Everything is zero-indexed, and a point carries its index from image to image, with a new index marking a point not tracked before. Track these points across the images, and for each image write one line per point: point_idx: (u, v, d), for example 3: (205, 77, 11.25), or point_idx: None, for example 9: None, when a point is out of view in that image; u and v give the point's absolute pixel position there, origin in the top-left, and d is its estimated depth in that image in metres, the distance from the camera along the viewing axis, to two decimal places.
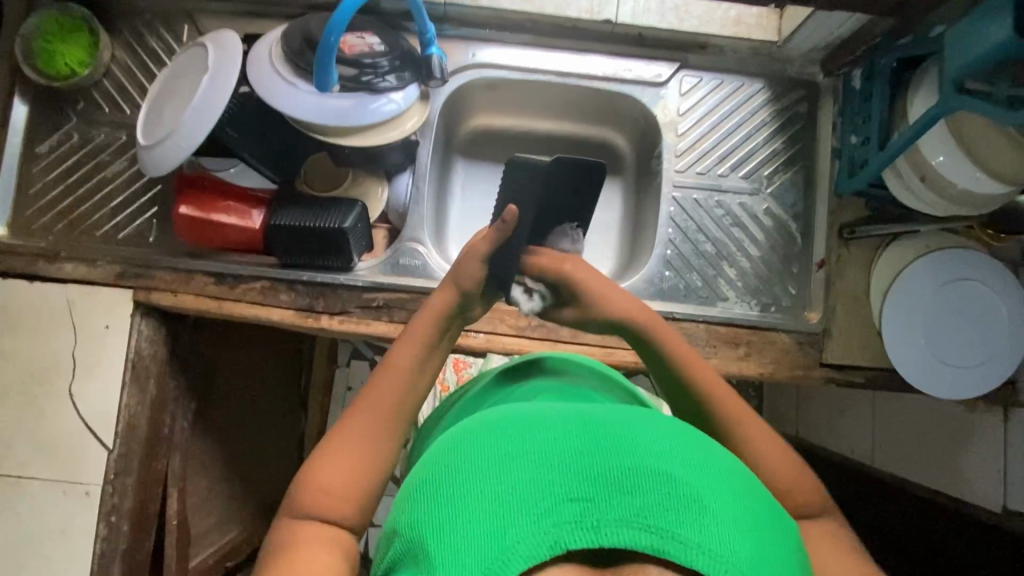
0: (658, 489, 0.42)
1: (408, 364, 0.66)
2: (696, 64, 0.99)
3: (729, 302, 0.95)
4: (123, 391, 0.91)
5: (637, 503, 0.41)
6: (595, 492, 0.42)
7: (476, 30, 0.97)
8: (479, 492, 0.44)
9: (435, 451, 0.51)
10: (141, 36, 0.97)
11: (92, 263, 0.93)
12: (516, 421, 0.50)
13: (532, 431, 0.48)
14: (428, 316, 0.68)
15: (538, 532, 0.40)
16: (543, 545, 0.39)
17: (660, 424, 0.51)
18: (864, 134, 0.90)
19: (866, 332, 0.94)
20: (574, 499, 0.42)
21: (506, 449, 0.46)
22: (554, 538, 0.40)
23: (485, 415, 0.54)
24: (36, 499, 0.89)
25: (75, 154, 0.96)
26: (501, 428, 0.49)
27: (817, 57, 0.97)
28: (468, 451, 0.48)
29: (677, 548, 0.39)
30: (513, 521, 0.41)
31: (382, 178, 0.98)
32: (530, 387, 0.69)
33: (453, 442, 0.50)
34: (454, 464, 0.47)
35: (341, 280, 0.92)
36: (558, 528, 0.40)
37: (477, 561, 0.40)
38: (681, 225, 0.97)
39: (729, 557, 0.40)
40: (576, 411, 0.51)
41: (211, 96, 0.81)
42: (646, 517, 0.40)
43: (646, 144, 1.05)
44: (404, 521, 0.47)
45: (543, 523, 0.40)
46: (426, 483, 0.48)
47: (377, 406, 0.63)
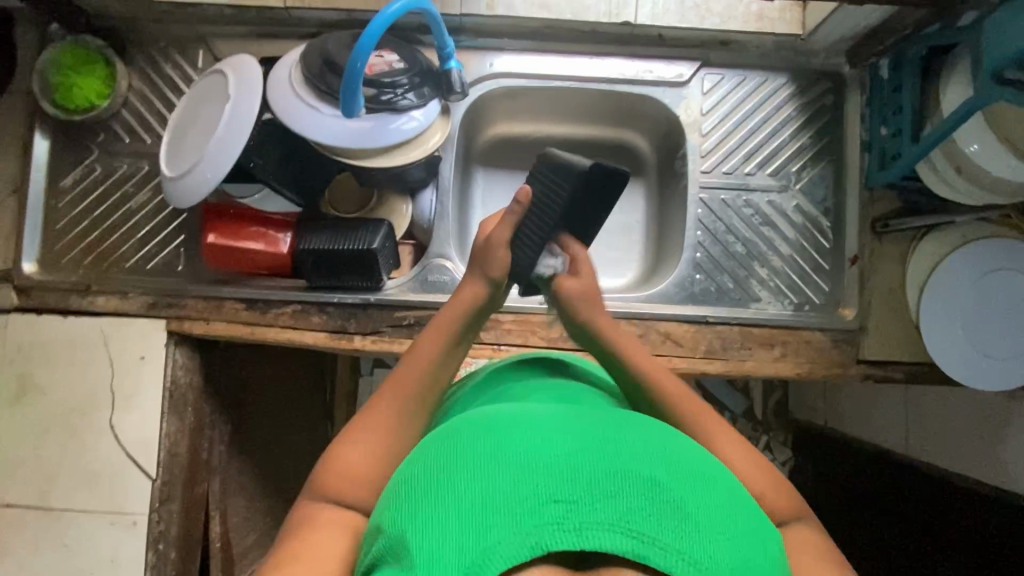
0: (642, 493, 0.42)
1: (434, 353, 0.67)
2: (718, 62, 0.97)
3: (761, 303, 0.94)
4: (162, 421, 0.92)
5: (622, 507, 0.41)
6: (580, 495, 0.42)
7: (493, 39, 0.96)
8: (463, 491, 0.44)
9: (420, 452, 0.51)
10: (156, 64, 0.97)
11: (124, 295, 0.94)
12: (505, 423, 0.49)
13: (519, 433, 0.47)
14: (455, 306, 0.68)
15: (520, 533, 0.40)
16: (524, 547, 0.39)
17: (648, 430, 0.51)
18: (896, 125, 0.88)
19: (901, 326, 0.92)
20: (559, 501, 0.41)
21: (495, 450, 0.46)
22: (535, 540, 0.39)
23: (471, 415, 0.53)
24: (84, 531, 0.91)
25: (100, 187, 0.96)
26: (488, 430, 0.49)
27: (842, 48, 0.95)
28: (457, 451, 0.47)
29: (658, 555, 0.39)
30: (496, 520, 0.41)
31: (405, 194, 0.97)
32: (524, 387, 0.69)
33: (442, 442, 0.50)
34: (440, 465, 0.47)
35: (371, 300, 0.92)
36: (539, 529, 0.40)
37: (458, 559, 0.40)
38: (709, 227, 0.96)
39: (708, 565, 0.40)
40: (565, 417, 0.51)
41: (235, 124, 0.80)
42: (630, 521, 0.40)
43: (669, 145, 1.03)
44: (387, 518, 0.47)
45: (525, 524, 0.40)
46: (411, 481, 0.48)
47: (401, 395, 0.64)
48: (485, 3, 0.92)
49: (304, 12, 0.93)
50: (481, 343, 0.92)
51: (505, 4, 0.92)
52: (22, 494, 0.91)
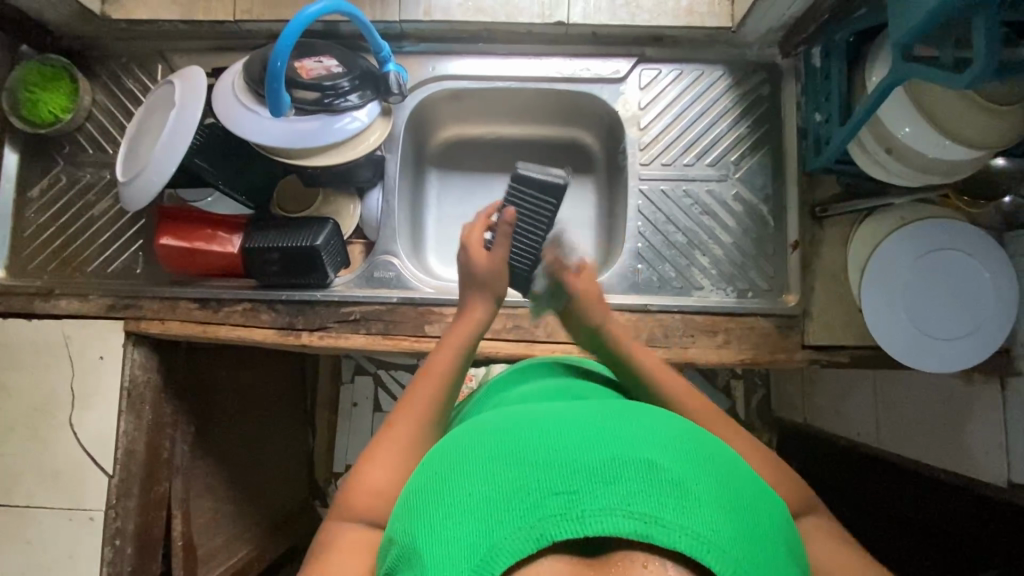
0: (641, 476, 0.43)
1: (446, 369, 0.72)
2: (654, 57, 0.99)
3: (703, 291, 0.95)
4: (119, 418, 0.95)
5: (621, 491, 0.42)
6: (579, 484, 0.43)
7: (434, 44, 1.00)
8: (467, 496, 0.45)
9: (426, 461, 0.52)
10: (118, 78, 1.02)
11: (85, 297, 0.98)
12: (505, 427, 0.51)
13: (518, 435, 0.49)
14: (463, 327, 0.76)
15: (524, 526, 0.41)
16: (530, 540, 0.40)
17: (643, 416, 0.52)
18: (826, 111, 0.89)
19: (847, 310, 0.92)
20: (559, 492, 0.43)
21: (494, 454, 0.47)
22: (539, 532, 0.41)
23: (476, 422, 0.55)
24: (44, 527, 0.93)
25: (64, 195, 1.01)
26: (490, 434, 0.50)
27: (775, 39, 0.96)
28: (458, 459, 0.49)
29: (662, 533, 0.40)
30: (500, 519, 0.42)
31: (353, 194, 1.00)
32: (524, 391, 0.71)
33: (445, 450, 0.52)
34: (444, 470, 0.48)
35: (318, 297, 0.94)
36: (543, 521, 0.41)
37: (466, 559, 0.41)
38: (650, 217, 0.97)
39: (711, 537, 0.40)
40: (569, 413, 0.52)
41: (178, 129, 0.84)
42: (629, 504, 0.41)
43: (613, 140, 1.06)
44: (398, 529, 0.48)
45: (529, 518, 0.41)
46: (419, 490, 0.49)
47: (413, 410, 0.67)
48: (423, 9, 0.95)
49: (252, 24, 0.97)
50: (426, 336, 0.93)
51: (441, 8, 0.95)
52: None
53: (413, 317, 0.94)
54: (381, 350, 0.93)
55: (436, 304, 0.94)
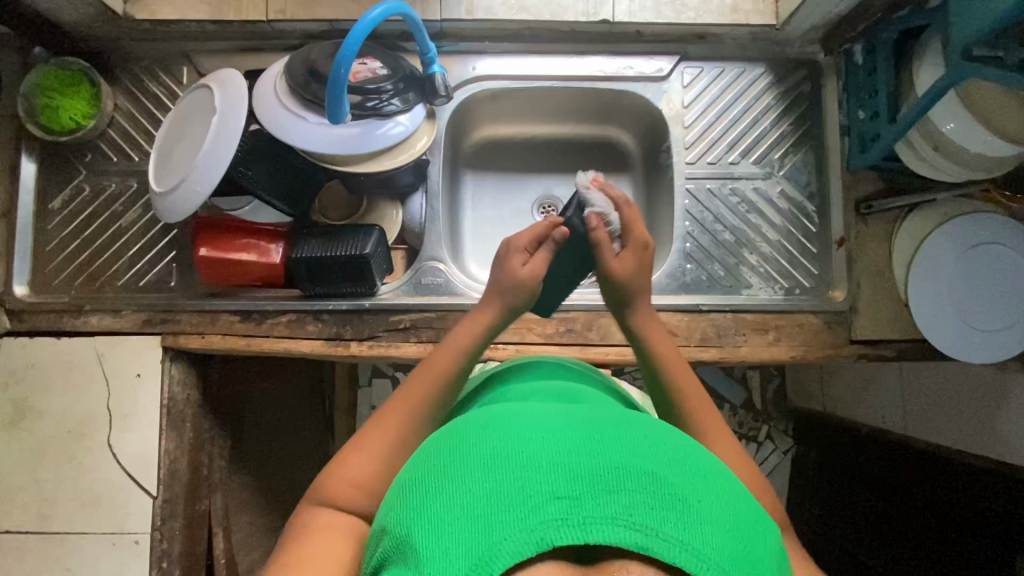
0: (643, 486, 0.43)
1: (448, 364, 0.71)
2: (696, 55, 0.99)
3: (751, 288, 0.95)
4: (161, 437, 0.91)
5: (623, 501, 0.42)
6: (581, 489, 0.42)
7: (473, 43, 0.97)
8: (466, 491, 0.44)
9: (421, 451, 0.51)
10: (141, 83, 0.98)
11: (118, 313, 0.93)
12: (503, 421, 0.50)
13: (519, 431, 0.48)
14: (473, 324, 0.74)
15: (524, 529, 0.41)
16: (529, 543, 0.40)
17: (644, 424, 0.51)
18: (873, 108, 0.90)
19: (891, 304, 0.93)
20: (561, 497, 0.42)
21: (496, 448, 0.46)
22: (540, 536, 0.40)
23: (473, 414, 0.54)
24: (86, 553, 0.90)
25: (89, 206, 0.96)
26: (491, 425, 0.49)
27: (816, 36, 0.97)
28: (456, 452, 0.47)
29: (660, 547, 0.40)
30: (499, 517, 0.42)
31: (395, 199, 0.97)
32: (523, 387, 0.70)
33: (443, 442, 0.50)
34: (441, 462, 0.47)
35: (366, 306, 0.92)
36: (544, 525, 0.41)
37: (464, 558, 0.40)
38: (697, 217, 0.97)
39: (708, 555, 0.40)
40: (573, 415, 0.51)
41: (223, 137, 0.80)
42: (631, 515, 0.41)
43: (652, 139, 1.05)
44: (392, 519, 0.47)
45: (530, 519, 0.41)
46: (416, 481, 0.48)
47: (411, 399, 0.68)
48: (465, 7, 0.93)
49: (285, 24, 0.94)
50: None
51: (484, 7, 0.93)
52: (21, 519, 0.90)
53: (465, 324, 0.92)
54: None
55: None
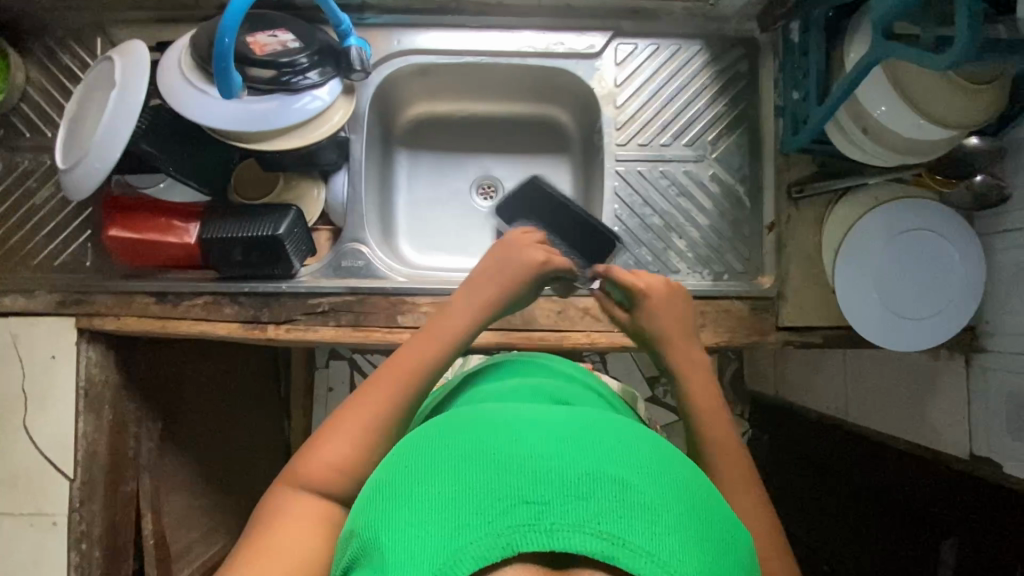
0: (614, 494, 0.41)
1: (448, 333, 0.69)
2: (630, 31, 0.95)
3: (680, 274, 0.93)
4: (78, 419, 0.91)
5: (592, 508, 0.40)
6: (550, 495, 0.40)
7: (398, 15, 0.94)
8: (433, 490, 0.42)
9: (393, 451, 0.49)
10: (53, 54, 0.94)
11: (31, 294, 0.91)
12: (478, 422, 0.47)
13: (493, 433, 0.45)
14: (463, 314, 0.71)
15: (489, 533, 0.39)
16: (494, 548, 0.38)
17: (624, 426, 0.49)
18: (805, 89, 0.87)
19: (820, 291, 0.92)
20: (530, 502, 0.40)
21: (467, 451, 0.44)
22: (505, 541, 0.38)
23: (449, 413, 0.52)
24: (4, 534, 0.90)
25: (2, 183, 0.93)
26: (466, 427, 0.47)
27: (754, 12, 0.93)
28: (426, 453, 0.45)
29: (628, 556, 0.38)
30: (465, 522, 0.40)
31: (318, 178, 0.95)
32: (510, 384, 0.67)
33: (415, 442, 0.48)
34: (411, 465, 0.45)
35: (282, 289, 0.90)
36: (510, 530, 0.39)
37: (427, 561, 0.38)
38: (627, 200, 0.94)
39: (678, 566, 0.38)
40: (553, 417, 0.48)
41: (120, 112, 0.77)
42: (600, 522, 0.39)
43: (588, 119, 1.03)
44: (359, 518, 0.45)
45: (496, 523, 0.39)
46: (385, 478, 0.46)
47: (403, 364, 0.66)
48: None
49: None
50: (399, 326, 0.90)
51: None
52: None
53: (387, 307, 0.91)
54: (352, 342, 0.90)
55: (409, 293, 0.91)
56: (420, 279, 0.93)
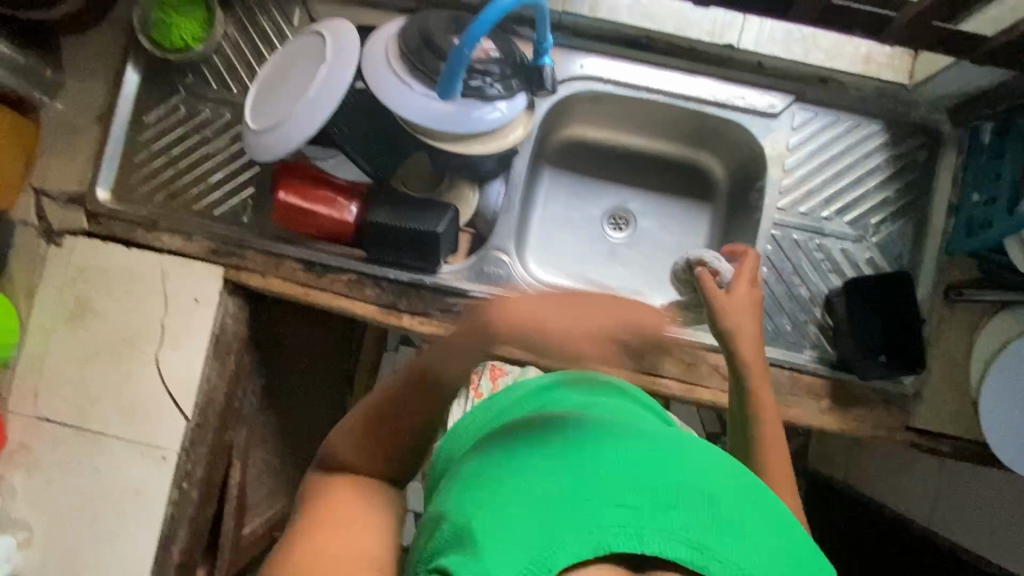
0: (699, 509, 0.42)
1: None
2: (813, 98, 0.94)
3: (816, 349, 0.92)
4: (205, 364, 0.93)
5: (681, 519, 0.41)
6: (642, 501, 0.42)
7: (585, 41, 0.95)
8: (521, 493, 0.44)
9: (466, 463, 0.53)
10: (253, 15, 0.98)
11: (188, 237, 0.95)
12: (554, 437, 0.50)
13: (569, 450, 0.47)
14: None
15: (585, 533, 0.40)
16: (590, 545, 0.40)
17: (706, 460, 0.50)
18: (990, 193, 0.85)
19: (959, 401, 0.89)
20: (622, 505, 0.42)
21: (543, 459, 0.47)
22: (599, 540, 0.40)
23: (525, 422, 0.54)
24: (115, 457, 0.92)
25: (181, 127, 0.98)
26: (544, 436, 0.50)
27: (946, 104, 0.91)
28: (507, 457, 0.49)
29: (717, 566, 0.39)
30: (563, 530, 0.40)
31: (475, 182, 0.96)
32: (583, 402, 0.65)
33: (494, 452, 0.51)
34: (498, 461, 0.49)
35: (426, 283, 0.92)
36: (605, 531, 0.40)
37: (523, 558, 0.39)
38: (776, 265, 0.93)
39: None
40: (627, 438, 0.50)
41: (327, 89, 0.80)
42: (689, 531, 0.40)
43: (745, 176, 1.02)
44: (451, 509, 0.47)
45: (589, 524, 0.41)
46: (472, 483, 0.48)
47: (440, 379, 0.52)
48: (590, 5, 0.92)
49: None
50: None
51: (608, 6, 0.92)
52: (61, 411, 0.93)
53: None
54: None
55: None
56: None
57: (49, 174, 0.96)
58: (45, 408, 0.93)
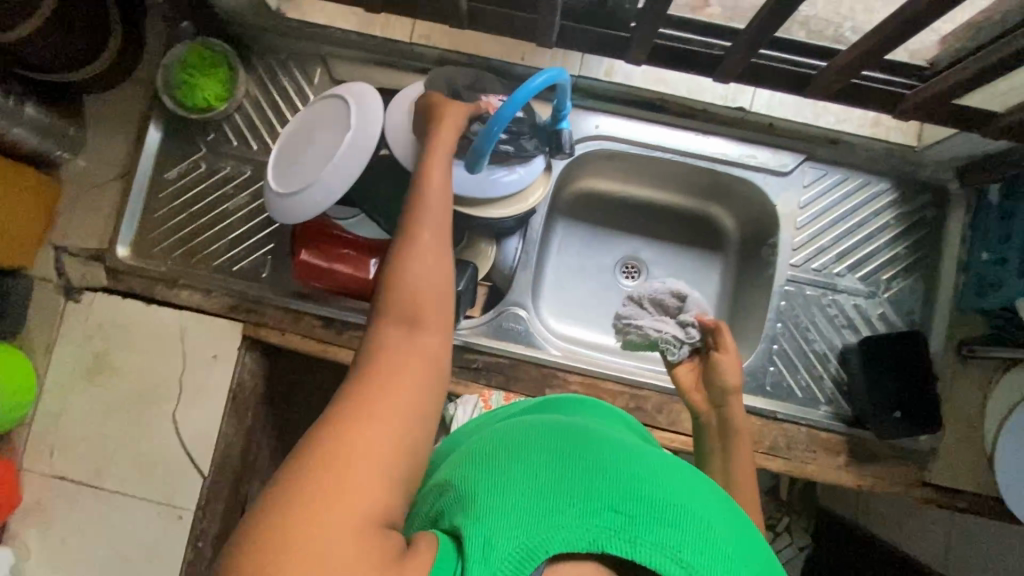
0: (698, 532, 0.42)
1: None
2: (823, 157, 0.97)
3: (832, 405, 0.93)
4: (223, 421, 0.93)
5: (676, 537, 0.41)
6: (639, 510, 0.42)
7: (601, 101, 0.97)
8: (530, 471, 0.45)
9: (471, 446, 0.53)
10: (274, 74, 1.00)
11: (208, 293, 0.96)
12: (567, 433, 0.50)
13: (577, 448, 0.47)
14: None
15: (580, 523, 0.41)
16: (582, 539, 0.41)
17: (709, 488, 0.49)
18: (999, 253, 0.87)
19: (974, 457, 0.90)
20: (619, 510, 0.42)
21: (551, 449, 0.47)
22: (592, 537, 0.41)
23: (537, 418, 0.54)
24: (130, 516, 0.91)
25: (201, 184, 0.99)
26: (556, 430, 0.50)
27: (954, 165, 0.94)
28: (513, 442, 0.49)
29: None
30: (558, 511, 0.42)
31: (492, 239, 0.98)
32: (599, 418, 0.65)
33: (501, 438, 0.51)
34: (503, 446, 0.49)
35: (444, 339, 0.93)
36: (598, 528, 0.41)
37: (518, 540, 0.40)
38: (791, 321, 0.95)
39: None
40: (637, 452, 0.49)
41: (352, 156, 0.82)
42: (681, 549, 0.41)
43: (757, 230, 1.04)
44: (455, 476, 0.48)
45: (588, 515, 0.42)
46: (480, 452, 0.49)
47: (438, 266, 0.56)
48: (606, 69, 0.96)
49: (426, 48, 0.97)
50: None
51: (624, 73, 0.96)
52: (78, 470, 0.92)
53: (538, 377, 0.92)
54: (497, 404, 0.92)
55: (560, 369, 0.92)
56: (572, 356, 0.94)
57: (70, 230, 0.97)
58: (61, 466, 0.92)
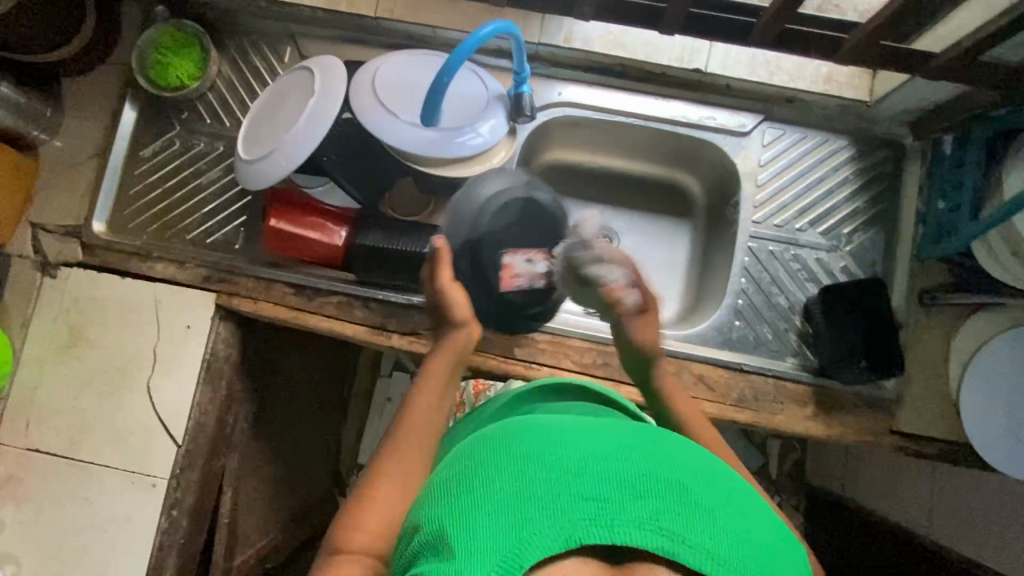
0: (672, 497, 0.41)
1: None
2: (780, 117, 0.99)
3: (798, 357, 0.94)
4: (197, 390, 0.94)
5: (651, 507, 0.40)
6: (610, 492, 0.41)
7: (562, 70, 1.00)
8: (498, 488, 0.42)
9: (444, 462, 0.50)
10: (246, 53, 1.03)
11: (181, 264, 0.98)
12: (528, 431, 0.48)
13: (538, 441, 0.46)
14: None
15: (555, 525, 0.39)
16: (560, 538, 0.38)
17: (677, 446, 0.48)
18: (954, 201, 0.87)
19: (941, 404, 0.90)
20: (589, 498, 0.40)
21: (511, 449, 0.45)
22: (571, 533, 0.39)
23: (503, 421, 0.52)
24: (104, 487, 0.92)
25: (176, 161, 1.02)
26: (520, 431, 0.48)
27: (906, 119, 0.96)
28: (481, 454, 0.46)
29: (689, 554, 0.38)
30: (531, 517, 0.39)
31: None
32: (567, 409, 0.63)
33: (469, 449, 0.49)
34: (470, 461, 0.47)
35: (414, 302, 0.94)
36: (575, 523, 0.39)
37: (493, 556, 0.38)
38: (755, 276, 0.96)
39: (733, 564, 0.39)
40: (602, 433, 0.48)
41: (315, 120, 0.84)
42: (661, 521, 0.39)
43: (721, 193, 1.06)
44: (427, 515, 0.45)
45: (563, 515, 0.39)
46: (449, 478, 0.47)
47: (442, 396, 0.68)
48: (564, 34, 0.98)
49: (393, 23, 1.00)
50: (514, 358, 0.93)
51: (581, 38, 0.98)
52: (52, 442, 0.93)
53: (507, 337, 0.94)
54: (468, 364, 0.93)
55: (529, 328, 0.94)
56: None
57: (47, 207, 0.99)
58: (36, 438, 0.93)
